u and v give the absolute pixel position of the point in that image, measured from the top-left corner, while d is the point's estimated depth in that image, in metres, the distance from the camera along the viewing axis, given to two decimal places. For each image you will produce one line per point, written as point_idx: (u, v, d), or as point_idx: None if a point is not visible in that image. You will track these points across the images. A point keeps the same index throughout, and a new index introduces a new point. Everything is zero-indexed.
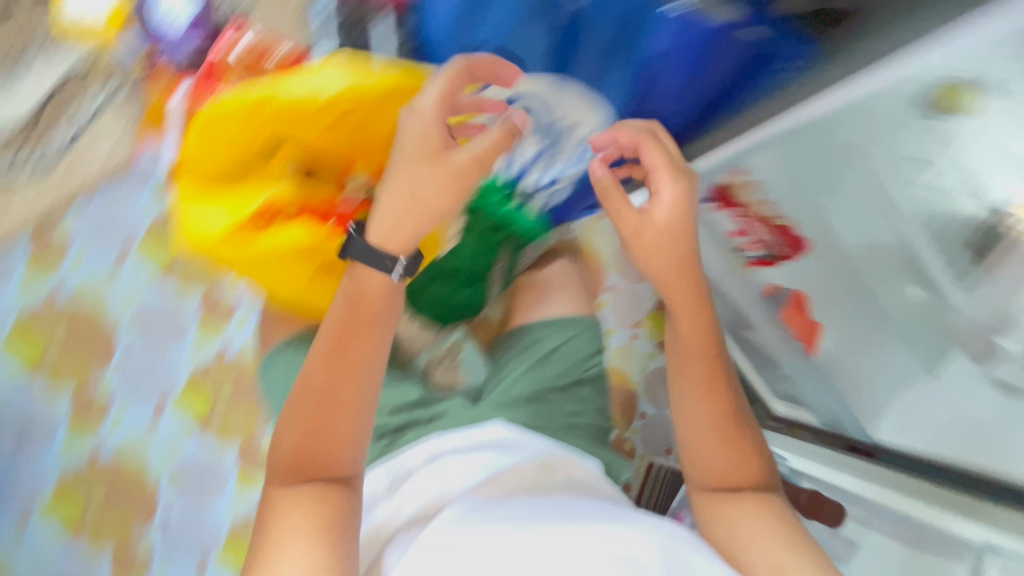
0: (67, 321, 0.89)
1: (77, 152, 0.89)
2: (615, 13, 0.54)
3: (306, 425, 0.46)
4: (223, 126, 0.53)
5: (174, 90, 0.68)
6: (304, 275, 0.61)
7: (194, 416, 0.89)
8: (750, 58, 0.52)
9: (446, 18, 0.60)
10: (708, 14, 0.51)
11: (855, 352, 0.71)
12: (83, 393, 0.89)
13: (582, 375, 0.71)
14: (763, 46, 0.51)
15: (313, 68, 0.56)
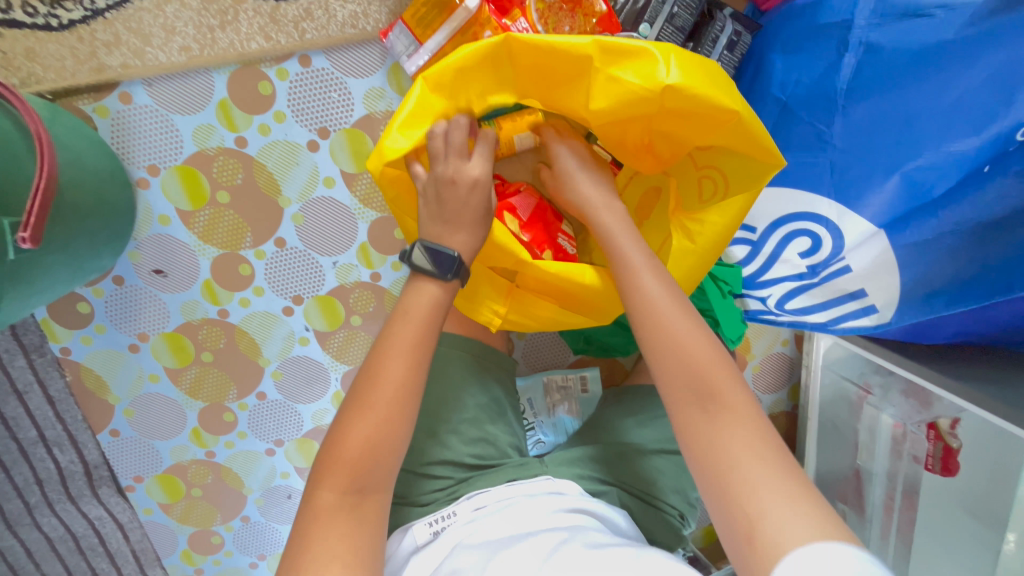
0: (203, 322, 0.89)
1: (257, 153, 0.82)
2: (926, 171, 0.64)
3: (387, 408, 0.54)
4: (544, 57, 0.61)
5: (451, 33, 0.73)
6: (485, 268, 0.74)
7: (320, 409, 0.97)
8: (969, 276, 0.66)
9: (822, 103, 0.70)
10: (983, 249, 0.65)
11: (945, 535, 0.89)
12: (205, 369, 0.92)
13: (666, 444, 0.86)
14: (991, 268, 0.65)
15: (662, 51, 0.58)
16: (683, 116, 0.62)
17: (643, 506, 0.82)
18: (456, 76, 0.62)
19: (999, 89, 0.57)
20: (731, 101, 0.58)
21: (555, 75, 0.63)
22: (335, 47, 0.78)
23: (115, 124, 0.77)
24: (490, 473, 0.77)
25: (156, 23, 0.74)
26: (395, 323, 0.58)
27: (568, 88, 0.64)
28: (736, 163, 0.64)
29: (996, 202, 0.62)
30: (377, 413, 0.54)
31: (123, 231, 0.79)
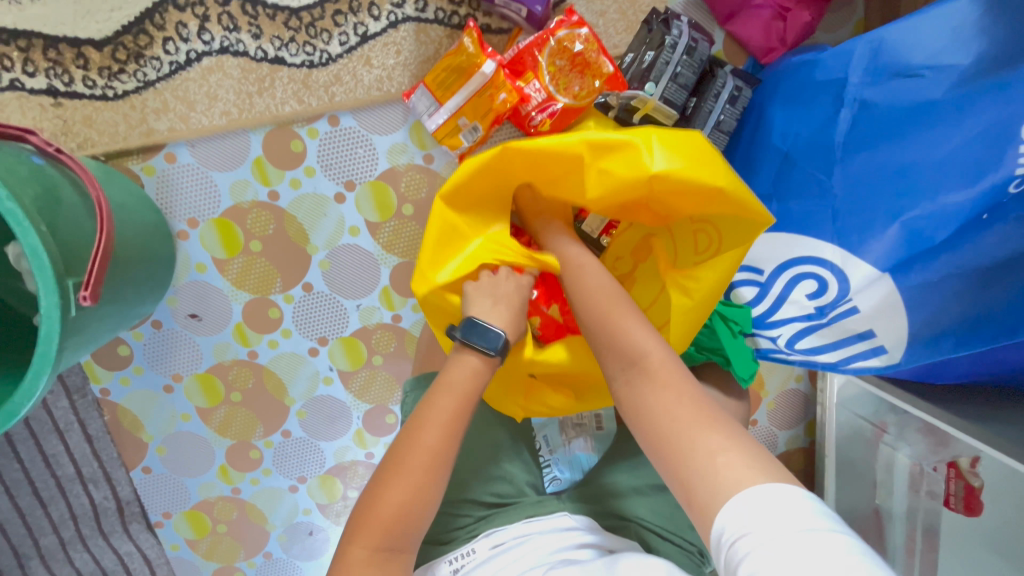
0: (234, 365, 0.94)
1: (290, 205, 0.88)
2: (927, 218, 0.66)
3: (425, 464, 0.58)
4: (542, 159, 0.68)
5: (469, 92, 0.79)
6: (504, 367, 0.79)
7: (343, 446, 1.00)
8: (973, 318, 0.67)
9: (822, 155, 0.74)
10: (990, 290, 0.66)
11: None
12: (233, 408, 0.96)
13: None
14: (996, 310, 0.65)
15: (645, 139, 0.65)
16: (672, 191, 0.67)
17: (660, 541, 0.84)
18: (467, 191, 0.71)
19: (989, 143, 0.61)
20: (715, 177, 0.64)
21: (555, 171, 0.70)
22: (361, 107, 0.84)
23: (160, 182, 0.84)
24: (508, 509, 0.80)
25: (201, 91, 0.80)
26: (438, 395, 0.62)
27: (564, 177, 0.70)
28: (730, 224, 0.68)
29: (1001, 242, 0.64)
30: (411, 477, 0.58)
31: (164, 279, 0.84)
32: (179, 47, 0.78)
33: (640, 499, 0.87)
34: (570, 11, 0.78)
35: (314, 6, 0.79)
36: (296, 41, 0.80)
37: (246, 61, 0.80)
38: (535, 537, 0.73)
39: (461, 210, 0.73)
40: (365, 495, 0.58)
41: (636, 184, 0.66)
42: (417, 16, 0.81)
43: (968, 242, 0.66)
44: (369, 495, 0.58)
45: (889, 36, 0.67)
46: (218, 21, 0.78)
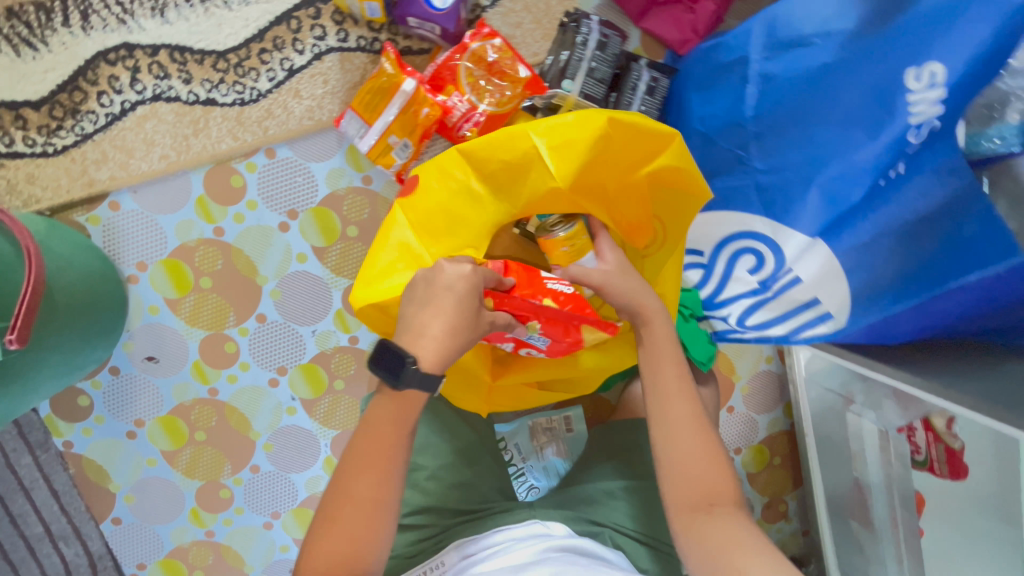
0: (195, 403, 0.94)
1: (236, 239, 0.89)
2: (838, 179, 0.67)
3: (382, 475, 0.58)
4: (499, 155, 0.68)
5: (394, 110, 0.82)
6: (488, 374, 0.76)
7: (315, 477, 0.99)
8: (908, 271, 0.67)
9: (737, 132, 0.75)
10: (914, 245, 0.66)
11: None
12: (199, 448, 0.96)
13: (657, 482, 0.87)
14: (923, 264, 0.66)
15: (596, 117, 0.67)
16: (623, 154, 0.69)
17: (635, 548, 0.83)
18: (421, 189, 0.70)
19: (883, 96, 0.61)
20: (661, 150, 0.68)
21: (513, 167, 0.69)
22: (296, 137, 0.87)
23: (106, 230, 0.86)
24: (475, 521, 0.79)
25: (138, 138, 0.83)
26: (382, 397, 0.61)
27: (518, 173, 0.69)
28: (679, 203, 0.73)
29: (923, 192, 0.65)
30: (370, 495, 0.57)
31: (116, 325, 0.85)
32: (113, 99, 0.82)
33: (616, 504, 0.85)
34: (480, 23, 0.81)
35: (239, 47, 0.83)
36: (226, 81, 0.84)
37: (179, 106, 0.83)
38: (509, 545, 0.72)
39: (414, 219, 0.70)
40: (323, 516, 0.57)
41: (594, 157, 0.67)
42: (339, 46, 0.85)
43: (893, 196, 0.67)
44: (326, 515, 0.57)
45: (779, 12, 0.69)
46: (148, 71, 0.82)
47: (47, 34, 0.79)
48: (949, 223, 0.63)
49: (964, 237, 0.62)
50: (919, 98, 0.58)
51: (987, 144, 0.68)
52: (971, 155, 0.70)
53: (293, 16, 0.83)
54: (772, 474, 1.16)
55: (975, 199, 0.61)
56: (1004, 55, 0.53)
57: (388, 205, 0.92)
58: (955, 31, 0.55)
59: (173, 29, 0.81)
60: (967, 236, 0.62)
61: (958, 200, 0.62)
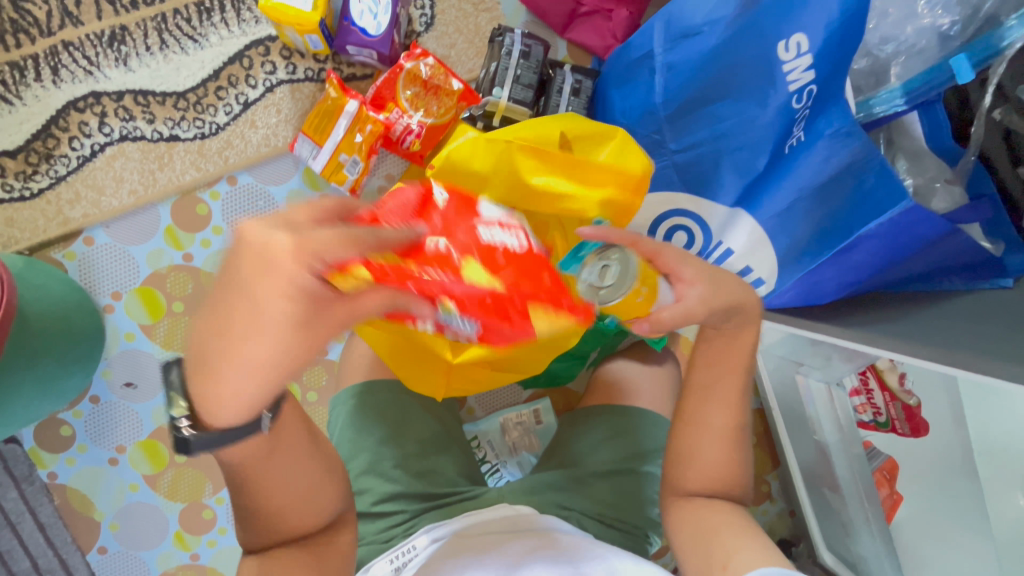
0: (174, 424, 0.97)
1: (205, 263, 0.95)
2: (744, 147, 0.74)
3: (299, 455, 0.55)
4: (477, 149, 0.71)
5: (342, 130, 0.89)
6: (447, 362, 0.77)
7: None
8: (818, 230, 0.74)
9: (649, 115, 0.81)
10: (825, 205, 0.72)
11: None
12: (179, 469, 0.98)
13: (625, 462, 0.88)
14: (831, 221, 0.72)
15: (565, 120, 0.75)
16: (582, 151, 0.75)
17: (602, 527, 0.82)
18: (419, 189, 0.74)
19: (766, 68, 0.70)
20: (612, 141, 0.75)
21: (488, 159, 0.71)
22: (254, 164, 0.94)
23: (81, 264, 0.92)
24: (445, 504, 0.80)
25: (108, 176, 0.90)
26: None
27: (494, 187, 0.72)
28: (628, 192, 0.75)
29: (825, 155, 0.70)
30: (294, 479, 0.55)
31: (94, 352, 0.90)
32: (83, 142, 0.89)
33: (585, 487, 0.85)
34: (413, 45, 0.88)
35: (197, 86, 0.91)
36: (187, 118, 0.91)
37: (145, 144, 0.91)
38: (482, 528, 0.72)
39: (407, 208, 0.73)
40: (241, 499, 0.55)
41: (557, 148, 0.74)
42: (289, 78, 0.93)
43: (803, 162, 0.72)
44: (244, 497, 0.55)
45: (673, 9, 0.75)
46: (115, 114, 0.89)
47: (21, 89, 0.87)
48: (851, 181, 0.69)
49: (862, 191, 0.69)
50: (794, 67, 0.67)
51: (875, 109, 0.74)
52: (866, 121, 0.75)
53: (245, 55, 0.91)
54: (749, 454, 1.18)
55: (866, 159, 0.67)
56: (857, 25, 0.63)
57: None
58: (816, 10, 0.65)
59: (136, 76, 0.89)
60: (870, 187, 0.68)
61: (861, 157, 0.67)
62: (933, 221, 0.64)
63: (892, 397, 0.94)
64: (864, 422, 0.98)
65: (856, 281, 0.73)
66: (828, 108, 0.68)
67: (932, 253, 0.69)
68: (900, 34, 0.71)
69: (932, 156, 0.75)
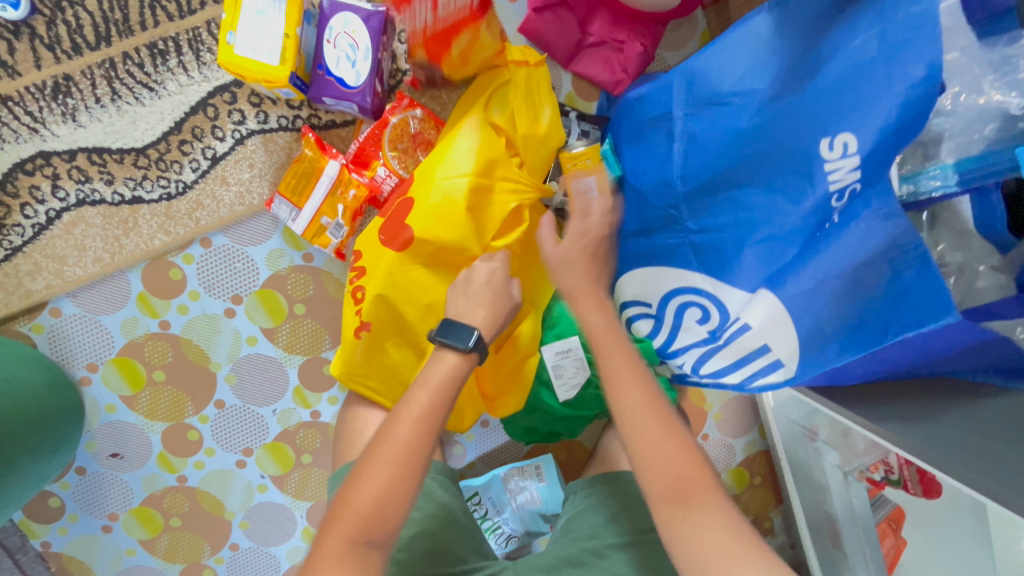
0: (166, 491, 0.94)
1: (185, 330, 0.89)
2: (764, 241, 0.66)
3: (415, 419, 0.62)
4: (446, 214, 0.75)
5: (317, 186, 0.80)
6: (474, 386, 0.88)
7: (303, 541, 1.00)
8: (853, 324, 0.58)
9: (666, 190, 0.73)
10: (864, 288, 0.58)
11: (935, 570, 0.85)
12: (175, 532, 0.96)
13: (644, 530, 0.85)
14: (868, 315, 0.57)
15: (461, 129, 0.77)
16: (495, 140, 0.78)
17: None
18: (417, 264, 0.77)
19: (803, 161, 0.61)
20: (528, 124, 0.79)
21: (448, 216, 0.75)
22: (229, 224, 0.86)
23: (51, 337, 0.85)
24: None
25: (68, 245, 0.82)
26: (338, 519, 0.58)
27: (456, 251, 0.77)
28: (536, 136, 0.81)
29: (861, 241, 0.57)
30: (392, 464, 0.59)
31: (73, 431, 0.85)
32: (37, 209, 0.80)
33: (603, 559, 0.83)
34: (400, 95, 0.79)
35: (158, 141, 0.81)
36: (149, 177, 0.82)
37: (105, 208, 0.82)
38: None
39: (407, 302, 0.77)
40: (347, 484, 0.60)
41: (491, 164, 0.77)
42: (261, 128, 0.83)
43: (835, 241, 0.60)
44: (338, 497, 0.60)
45: (696, 66, 0.68)
46: (69, 176, 0.80)
47: None
48: (890, 270, 0.56)
49: (914, 287, 0.54)
50: (835, 166, 0.58)
51: (926, 187, 0.65)
52: (909, 199, 0.66)
53: (209, 103, 0.81)
54: (753, 494, 1.17)
55: (911, 248, 0.53)
56: (917, 123, 0.53)
57: (333, 278, 0.90)
58: (877, 95, 0.55)
59: (87, 132, 0.79)
60: (908, 282, 0.54)
61: (900, 244, 0.54)
62: (980, 331, 0.56)
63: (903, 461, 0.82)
64: (873, 479, 0.87)
65: (881, 369, 0.68)
66: (872, 187, 0.56)
67: (974, 357, 0.62)
68: (960, 108, 0.62)
69: (978, 237, 0.66)
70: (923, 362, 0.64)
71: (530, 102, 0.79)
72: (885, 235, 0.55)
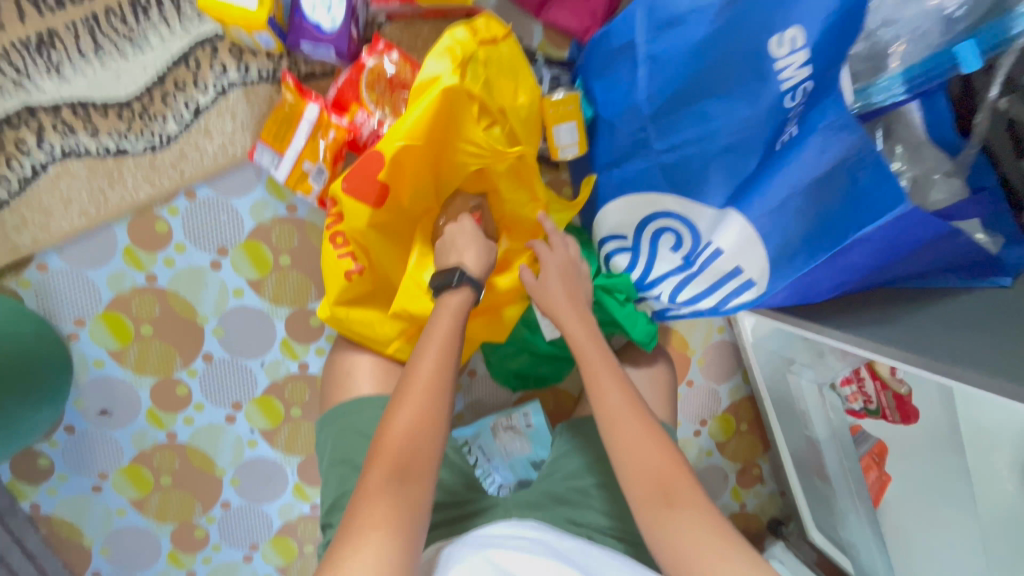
0: (156, 448, 0.95)
1: (172, 284, 0.90)
2: (723, 148, 0.71)
3: (441, 344, 0.65)
4: (408, 166, 0.75)
5: (297, 130, 0.83)
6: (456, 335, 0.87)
7: (296, 496, 1.01)
8: (816, 225, 0.67)
9: (635, 115, 0.77)
10: (820, 193, 0.66)
11: None
12: (165, 491, 0.96)
13: None
14: (828, 217, 0.66)
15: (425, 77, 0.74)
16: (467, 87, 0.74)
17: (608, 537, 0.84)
18: (384, 216, 0.78)
19: (758, 69, 0.66)
20: (495, 72, 0.77)
21: (414, 164, 0.75)
22: (213, 176, 0.88)
23: (38, 292, 0.86)
24: (451, 520, 0.82)
25: (55, 198, 0.84)
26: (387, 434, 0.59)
27: (420, 201, 0.79)
28: (505, 81, 0.78)
29: (818, 148, 0.64)
30: (424, 388, 0.61)
31: (61, 385, 0.86)
32: (23, 163, 0.82)
33: (587, 496, 0.86)
34: (375, 40, 0.81)
35: (142, 94, 0.83)
36: (133, 129, 0.84)
37: (91, 160, 0.84)
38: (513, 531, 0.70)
39: (378, 251, 0.79)
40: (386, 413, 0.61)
41: (458, 113, 0.75)
42: (242, 80, 0.85)
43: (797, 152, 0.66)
44: (378, 432, 0.60)
45: None
46: (54, 130, 0.82)
47: None
48: (850, 174, 0.62)
49: (880, 180, 0.60)
50: (786, 63, 0.63)
51: (874, 99, 0.68)
52: (863, 112, 0.70)
53: (191, 56, 0.83)
54: (740, 441, 1.19)
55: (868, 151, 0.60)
56: (855, 22, 0.60)
57: (317, 229, 0.92)
58: None
59: (73, 87, 0.82)
60: (864, 184, 0.61)
61: (855, 152, 0.61)
62: (930, 223, 0.60)
63: (883, 386, 0.91)
64: (855, 409, 0.97)
65: (848, 281, 0.70)
66: (820, 99, 0.63)
67: (928, 253, 0.66)
68: (902, 18, 0.67)
69: (931, 146, 0.70)
70: (883, 266, 0.68)
71: (507, 73, 0.78)
72: (853, 132, 0.61)
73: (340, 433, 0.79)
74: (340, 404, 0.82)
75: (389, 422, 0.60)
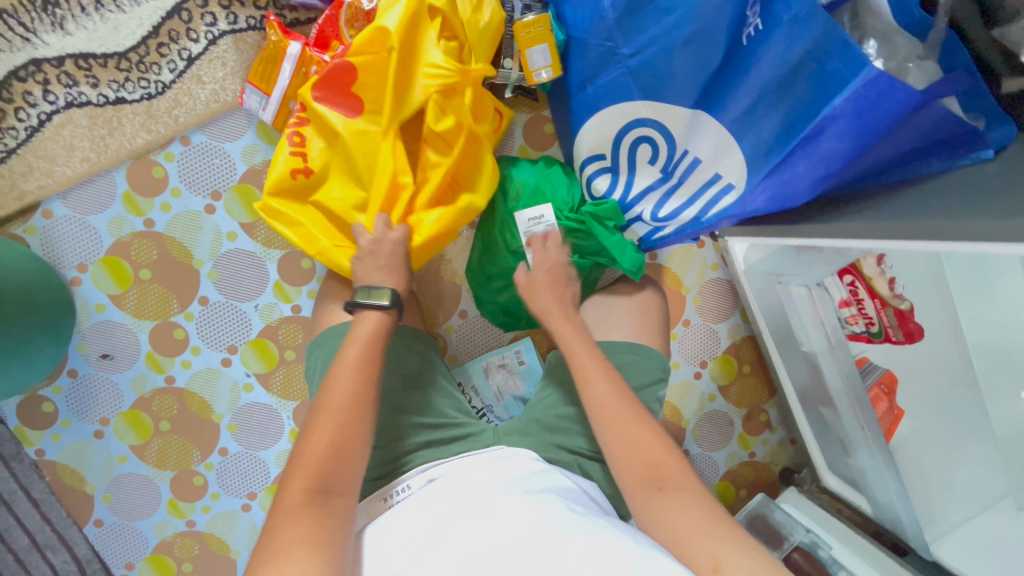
0: (155, 394, 0.97)
1: (168, 228, 0.94)
2: (684, 41, 0.72)
3: (354, 368, 0.69)
4: (370, 75, 0.79)
5: (279, 69, 0.87)
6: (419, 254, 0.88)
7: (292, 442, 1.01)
8: (788, 121, 0.68)
9: (605, 27, 0.78)
10: (792, 82, 0.66)
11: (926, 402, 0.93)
12: (164, 437, 0.98)
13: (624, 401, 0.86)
14: (811, 102, 0.65)
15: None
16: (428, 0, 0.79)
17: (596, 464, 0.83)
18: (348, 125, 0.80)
19: None
20: None
21: (376, 72, 0.79)
22: (206, 122, 0.92)
23: (43, 238, 0.91)
24: (438, 441, 0.82)
25: (58, 145, 0.89)
26: (308, 440, 0.63)
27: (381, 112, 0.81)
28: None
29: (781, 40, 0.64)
30: (340, 409, 0.65)
31: (64, 326, 0.89)
32: (29, 113, 0.88)
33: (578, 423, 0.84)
34: None
35: (138, 45, 0.88)
36: (131, 79, 0.89)
37: (92, 109, 0.89)
38: (488, 470, 0.71)
39: (334, 157, 0.81)
40: (301, 440, 0.64)
41: (420, 25, 0.79)
42: (231, 29, 0.90)
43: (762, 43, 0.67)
44: (295, 452, 0.63)
45: None
46: (58, 81, 0.87)
47: None
48: (814, 65, 0.64)
49: (848, 57, 0.60)
50: None
51: None
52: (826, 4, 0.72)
53: (183, 8, 0.89)
54: (744, 384, 1.16)
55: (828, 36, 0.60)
56: None
57: None
58: None
59: (75, 40, 0.87)
60: (831, 66, 0.62)
61: (821, 40, 0.61)
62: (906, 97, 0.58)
63: (883, 304, 0.91)
64: (856, 333, 0.96)
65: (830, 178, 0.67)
66: None
67: (905, 130, 0.64)
68: None
69: (902, 34, 0.69)
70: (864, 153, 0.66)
71: None
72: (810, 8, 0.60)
73: (329, 355, 0.79)
74: (329, 327, 0.82)
75: (306, 443, 0.63)
